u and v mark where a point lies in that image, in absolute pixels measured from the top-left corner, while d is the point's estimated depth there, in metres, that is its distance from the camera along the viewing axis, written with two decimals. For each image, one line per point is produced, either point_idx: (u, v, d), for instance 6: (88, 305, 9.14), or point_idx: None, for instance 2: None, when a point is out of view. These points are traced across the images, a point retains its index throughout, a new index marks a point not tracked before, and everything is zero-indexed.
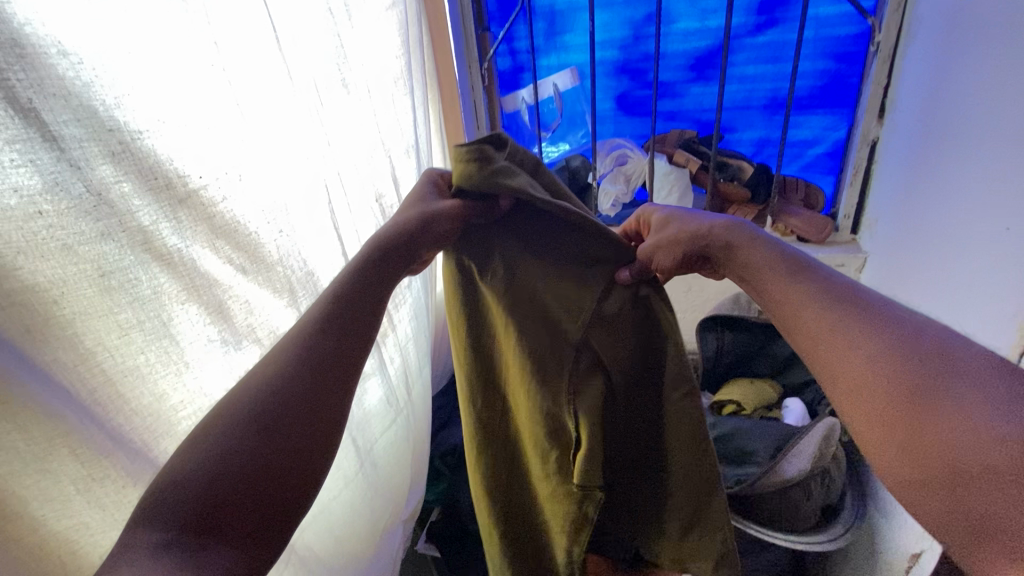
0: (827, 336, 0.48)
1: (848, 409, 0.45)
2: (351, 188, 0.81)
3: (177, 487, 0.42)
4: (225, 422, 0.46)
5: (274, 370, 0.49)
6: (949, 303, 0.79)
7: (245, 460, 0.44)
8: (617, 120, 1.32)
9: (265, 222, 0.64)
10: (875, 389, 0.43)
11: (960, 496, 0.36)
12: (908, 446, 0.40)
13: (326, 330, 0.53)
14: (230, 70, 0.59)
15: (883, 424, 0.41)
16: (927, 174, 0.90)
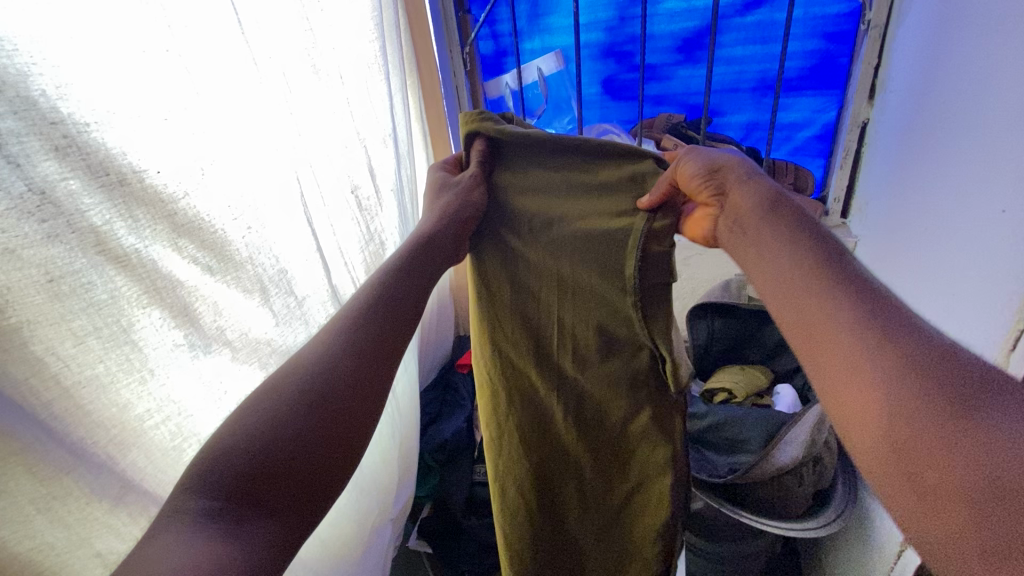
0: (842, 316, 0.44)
1: (844, 389, 0.41)
2: (325, 179, 0.77)
3: (222, 456, 0.40)
4: (273, 397, 0.45)
5: (330, 343, 0.50)
6: (939, 288, 0.78)
7: (290, 430, 0.43)
8: (604, 105, 1.29)
9: (231, 218, 0.61)
10: (874, 381, 0.39)
11: (951, 505, 0.32)
12: (902, 444, 0.36)
13: (370, 315, 0.54)
14: (189, 59, 0.56)
15: (880, 415, 0.38)
16: (918, 157, 0.88)
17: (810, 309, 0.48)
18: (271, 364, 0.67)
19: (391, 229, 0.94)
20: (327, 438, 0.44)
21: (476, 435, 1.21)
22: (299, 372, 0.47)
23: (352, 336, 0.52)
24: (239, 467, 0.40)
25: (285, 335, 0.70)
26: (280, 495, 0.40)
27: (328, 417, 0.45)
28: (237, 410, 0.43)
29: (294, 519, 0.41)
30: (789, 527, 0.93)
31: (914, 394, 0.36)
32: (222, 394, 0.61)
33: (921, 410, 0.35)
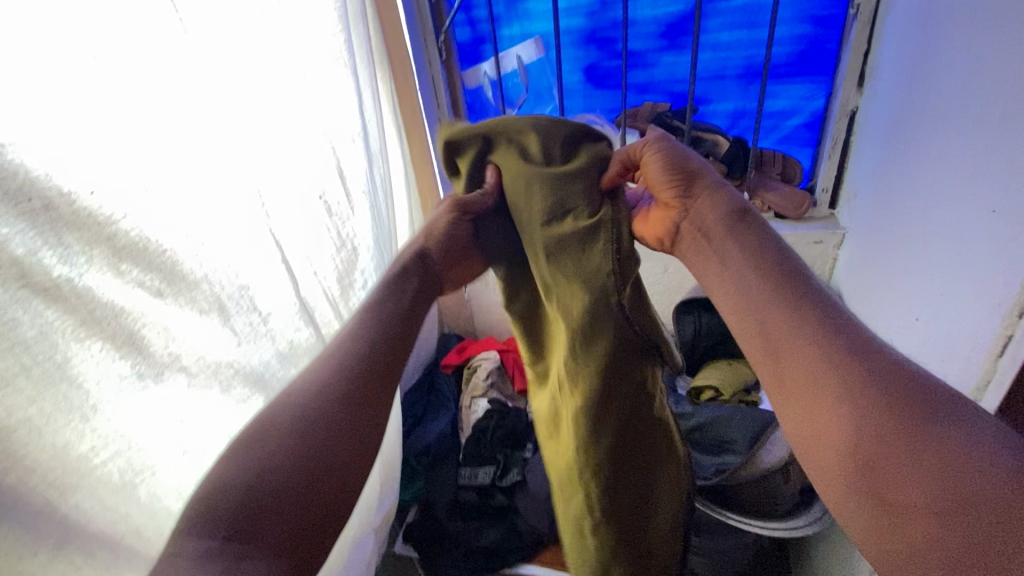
0: (802, 335, 0.45)
1: (808, 411, 0.42)
2: (289, 185, 0.73)
3: (220, 489, 0.40)
4: (272, 427, 0.45)
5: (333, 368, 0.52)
6: (926, 287, 0.77)
7: (285, 457, 0.43)
8: (587, 93, 1.24)
9: (181, 236, 0.57)
10: (839, 403, 0.40)
11: (906, 525, 0.33)
12: (859, 466, 0.37)
13: (373, 342, 0.56)
14: (124, 66, 0.51)
15: (843, 436, 0.38)
16: (907, 149, 0.86)
17: (770, 331, 0.48)
18: (234, 388, 0.64)
19: (365, 234, 0.90)
20: (325, 469, 0.44)
21: (461, 438, 1.20)
22: (285, 406, 0.47)
23: (346, 359, 0.53)
24: (241, 510, 0.39)
25: (249, 355, 0.66)
26: (283, 528, 0.40)
27: (324, 450, 0.45)
28: (232, 446, 0.44)
29: (302, 546, 0.40)
30: (774, 526, 0.92)
31: (886, 416, 0.37)
32: (179, 423, 0.57)
33: (886, 433, 0.36)
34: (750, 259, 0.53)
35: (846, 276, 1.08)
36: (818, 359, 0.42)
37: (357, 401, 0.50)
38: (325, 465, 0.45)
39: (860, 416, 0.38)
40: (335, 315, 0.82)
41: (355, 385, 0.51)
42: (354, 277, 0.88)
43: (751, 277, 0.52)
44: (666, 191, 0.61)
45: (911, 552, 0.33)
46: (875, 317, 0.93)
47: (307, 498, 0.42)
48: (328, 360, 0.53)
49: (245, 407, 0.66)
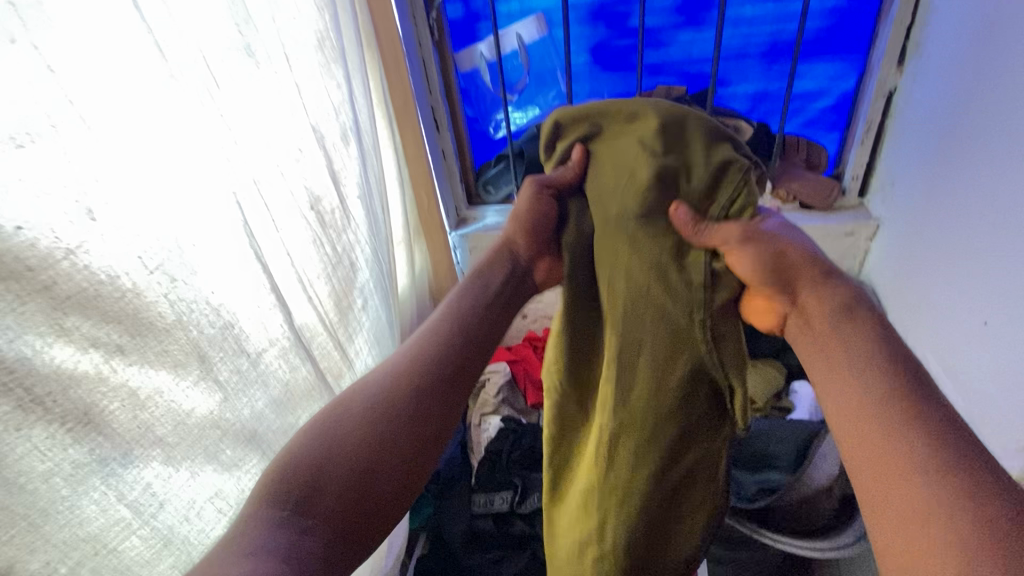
0: (863, 380, 0.43)
1: (876, 470, 0.38)
2: (275, 194, 0.60)
3: (301, 454, 0.40)
4: (355, 402, 0.45)
5: (420, 352, 0.50)
6: (1001, 288, 0.70)
7: (358, 437, 0.42)
8: (594, 76, 1.13)
9: (146, 271, 0.44)
10: (882, 417, 0.40)
11: (928, 536, 0.33)
12: (886, 473, 0.37)
13: (467, 328, 0.53)
14: (63, 47, 0.37)
15: (881, 445, 0.39)
16: (969, 135, 0.78)
17: (852, 386, 0.43)
18: (222, 453, 0.52)
19: (362, 245, 0.77)
20: (407, 436, 0.44)
21: (472, 460, 1.12)
22: (406, 363, 0.48)
23: (434, 346, 0.50)
24: (326, 458, 0.40)
25: (237, 409, 0.54)
26: (343, 488, 0.40)
27: (418, 415, 0.45)
28: (321, 411, 0.44)
29: (348, 537, 0.39)
30: (817, 549, 0.81)
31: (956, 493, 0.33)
32: (158, 507, 0.45)
33: (944, 492, 0.34)
34: (857, 350, 0.45)
35: (882, 272, 1.01)
36: (880, 408, 0.40)
37: (463, 367, 0.50)
38: (414, 429, 0.45)
39: (930, 468, 0.35)
40: (335, 344, 0.70)
41: (466, 351, 0.51)
42: (354, 296, 0.75)
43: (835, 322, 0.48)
44: (762, 285, 0.51)
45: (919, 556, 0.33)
46: (926, 318, 0.87)
47: (378, 465, 0.42)
48: (431, 343, 0.51)
49: (236, 473, 0.54)
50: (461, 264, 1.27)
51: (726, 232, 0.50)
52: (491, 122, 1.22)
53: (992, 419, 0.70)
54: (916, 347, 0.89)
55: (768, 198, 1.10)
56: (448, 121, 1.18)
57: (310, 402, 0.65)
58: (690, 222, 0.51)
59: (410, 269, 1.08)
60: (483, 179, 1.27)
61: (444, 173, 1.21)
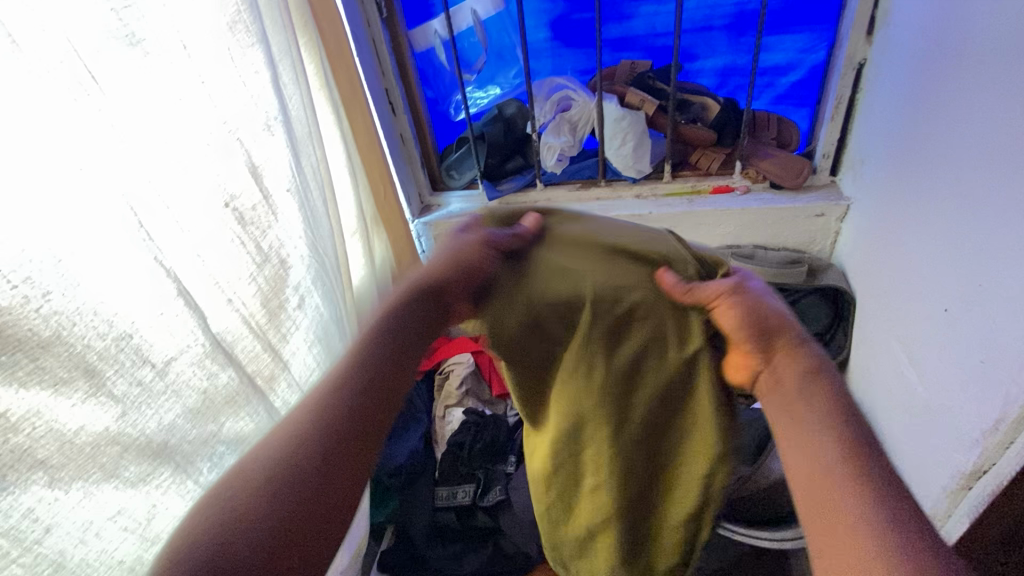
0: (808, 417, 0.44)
1: (823, 526, 0.38)
2: (179, 193, 0.56)
3: (189, 543, 0.36)
4: (254, 470, 0.40)
5: (329, 401, 0.44)
6: (962, 275, 0.67)
7: (258, 513, 0.38)
8: (555, 52, 1.07)
9: (10, 286, 0.40)
10: (839, 469, 0.40)
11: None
12: (839, 528, 0.37)
13: (377, 367, 0.48)
14: None
15: (836, 496, 0.38)
16: (937, 111, 0.73)
17: (794, 417, 0.45)
18: (123, 469, 0.50)
19: (295, 242, 0.74)
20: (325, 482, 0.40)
21: (436, 452, 1.10)
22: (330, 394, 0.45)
23: (345, 392, 0.45)
24: (223, 535, 0.36)
25: (141, 423, 0.51)
26: (258, 541, 0.37)
27: (332, 457, 0.42)
28: (208, 491, 0.39)
29: None
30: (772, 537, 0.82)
31: (886, 534, 0.35)
32: (43, 533, 0.43)
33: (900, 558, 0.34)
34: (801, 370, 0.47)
35: (851, 254, 0.97)
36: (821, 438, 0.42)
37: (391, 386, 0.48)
38: (339, 461, 0.42)
39: (883, 536, 0.35)
40: (265, 347, 0.67)
41: (393, 371, 0.48)
42: (287, 295, 0.72)
43: (789, 371, 0.47)
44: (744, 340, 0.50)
45: None
46: (890, 303, 0.84)
47: (297, 512, 0.39)
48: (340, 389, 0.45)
49: (143, 489, 0.52)
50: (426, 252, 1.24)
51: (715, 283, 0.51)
52: (451, 103, 1.17)
53: (949, 410, 0.68)
54: (881, 333, 0.86)
55: (736, 178, 1.06)
56: (405, 105, 1.13)
57: (235, 408, 0.63)
58: (677, 283, 0.52)
59: (368, 260, 1.05)
60: (445, 164, 1.22)
61: (403, 159, 1.17)
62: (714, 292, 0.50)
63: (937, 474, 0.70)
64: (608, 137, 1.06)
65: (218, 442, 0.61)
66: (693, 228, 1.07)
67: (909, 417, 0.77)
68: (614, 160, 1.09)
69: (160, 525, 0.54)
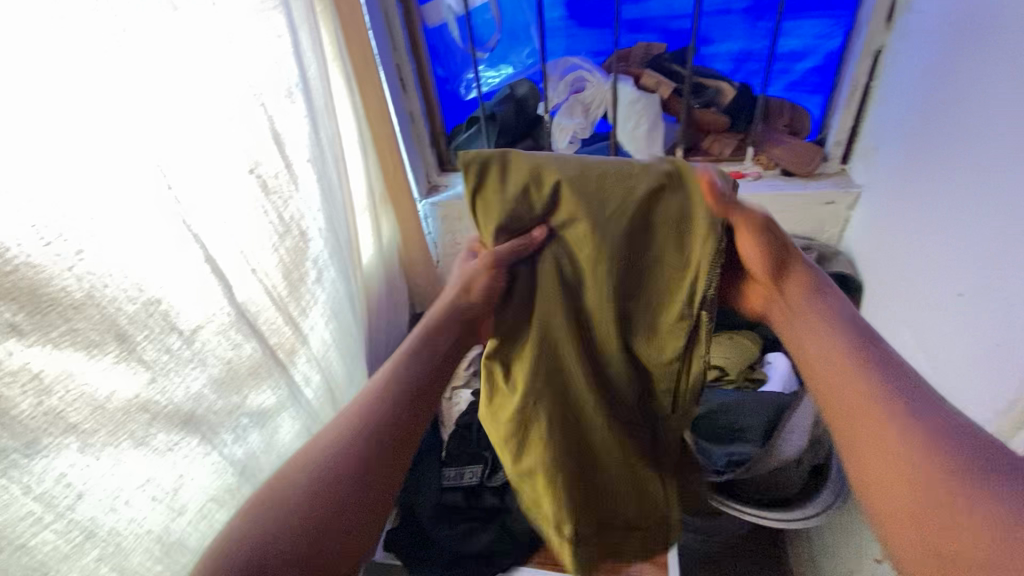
0: (853, 372, 0.48)
1: (878, 472, 0.42)
2: (203, 155, 0.54)
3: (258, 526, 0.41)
4: (308, 457, 0.46)
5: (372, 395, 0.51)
6: (977, 258, 0.68)
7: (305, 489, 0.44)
8: (571, 32, 1.07)
9: (39, 242, 0.38)
10: (884, 425, 0.43)
11: (953, 523, 0.36)
12: (892, 467, 0.41)
13: (413, 364, 0.56)
14: None
15: (886, 443, 0.42)
16: (956, 95, 0.74)
17: (847, 376, 0.48)
18: (152, 438, 0.48)
19: (313, 214, 0.73)
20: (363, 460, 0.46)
21: (443, 433, 1.11)
22: (360, 414, 0.49)
23: (385, 389, 0.52)
24: (275, 510, 0.42)
25: (169, 391, 0.50)
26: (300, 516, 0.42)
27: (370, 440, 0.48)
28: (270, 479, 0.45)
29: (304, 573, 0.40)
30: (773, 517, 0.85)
31: (945, 469, 0.38)
32: (75, 499, 0.42)
33: (955, 497, 0.36)
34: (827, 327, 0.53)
35: (860, 240, 0.98)
36: (869, 394, 0.46)
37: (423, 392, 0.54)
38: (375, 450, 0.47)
39: (932, 470, 0.39)
40: (286, 319, 0.66)
41: (424, 376, 0.55)
42: (306, 267, 0.71)
43: (842, 339, 0.51)
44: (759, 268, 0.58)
45: (926, 544, 0.37)
46: (901, 288, 0.85)
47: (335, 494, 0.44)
48: (382, 390, 0.52)
49: (170, 458, 0.50)
50: (432, 234, 1.22)
51: (751, 212, 0.54)
52: (462, 81, 1.16)
53: (961, 392, 0.69)
54: (889, 319, 0.87)
55: (748, 166, 1.07)
56: (416, 81, 1.11)
57: (257, 380, 0.61)
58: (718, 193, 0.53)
59: (377, 239, 1.04)
60: (455, 143, 1.20)
61: (412, 137, 1.15)
62: (749, 216, 0.54)
63: None
64: (621, 119, 1.06)
65: (241, 414, 0.59)
66: None
67: None
68: (627, 142, 1.08)
69: (187, 495, 0.53)
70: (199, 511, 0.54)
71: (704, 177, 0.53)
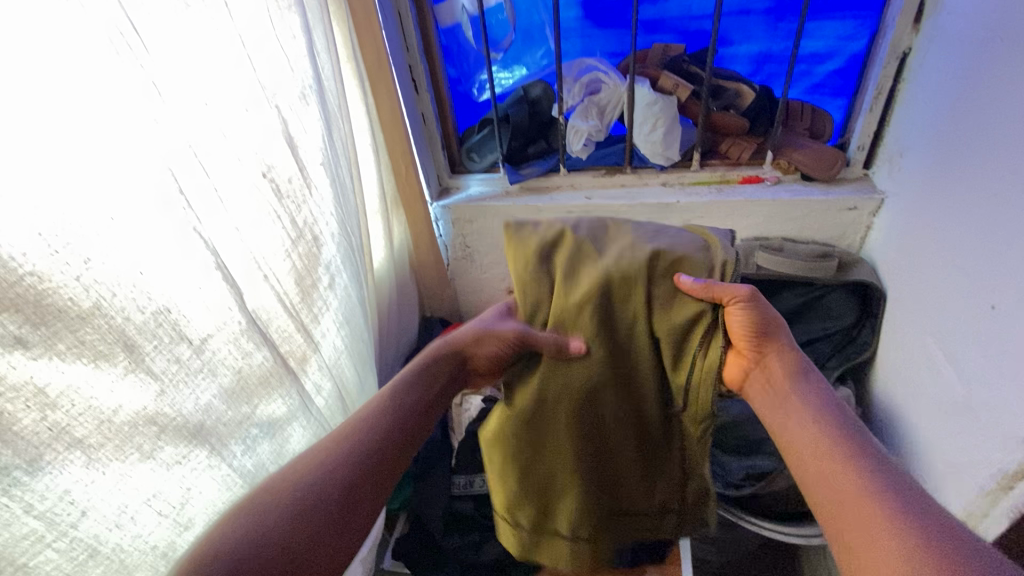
0: (814, 419, 0.49)
1: (830, 503, 0.42)
2: (215, 158, 0.53)
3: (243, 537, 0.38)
4: (302, 475, 0.43)
5: (368, 420, 0.50)
6: (1010, 270, 0.65)
7: (293, 509, 0.41)
8: (587, 33, 1.05)
9: (46, 251, 0.37)
10: (841, 464, 0.44)
11: (888, 559, 0.36)
12: (842, 502, 0.42)
13: (409, 395, 0.55)
14: None
15: (840, 479, 0.43)
16: (988, 100, 0.72)
17: (813, 421, 0.49)
18: (160, 451, 0.47)
19: (327, 218, 0.71)
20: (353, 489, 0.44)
21: (453, 440, 1.08)
22: (353, 441, 0.47)
23: (380, 418, 0.51)
24: (260, 523, 0.39)
25: (178, 403, 0.48)
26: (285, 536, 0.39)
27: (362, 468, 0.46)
28: (252, 492, 0.42)
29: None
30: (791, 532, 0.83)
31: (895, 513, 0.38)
32: (79, 516, 0.40)
33: (901, 538, 0.37)
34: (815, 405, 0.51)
35: (883, 248, 0.96)
36: (832, 438, 0.47)
37: (417, 423, 0.53)
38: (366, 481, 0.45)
39: (885, 513, 0.39)
40: (298, 327, 0.65)
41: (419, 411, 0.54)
42: (319, 273, 0.70)
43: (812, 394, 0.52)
44: (742, 339, 0.55)
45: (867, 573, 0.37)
46: (926, 298, 0.83)
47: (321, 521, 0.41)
48: (380, 417, 0.51)
49: (179, 471, 0.49)
50: (444, 237, 1.20)
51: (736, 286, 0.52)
52: (475, 83, 1.15)
53: (991, 409, 0.66)
54: (914, 329, 0.85)
55: (767, 169, 1.05)
56: (428, 82, 1.09)
57: (268, 390, 0.60)
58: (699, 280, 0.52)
59: (388, 243, 1.02)
60: (467, 145, 1.18)
61: (424, 139, 1.13)
62: (737, 295, 0.52)
63: (974, 472, 0.69)
64: (638, 121, 1.04)
65: (251, 424, 0.58)
66: (722, 217, 1.05)
67: (944, 414, 0.76)
68: (643, 145, 1.06)
69: (194, 510, 0.51)
70: (206, 525, 0.53)
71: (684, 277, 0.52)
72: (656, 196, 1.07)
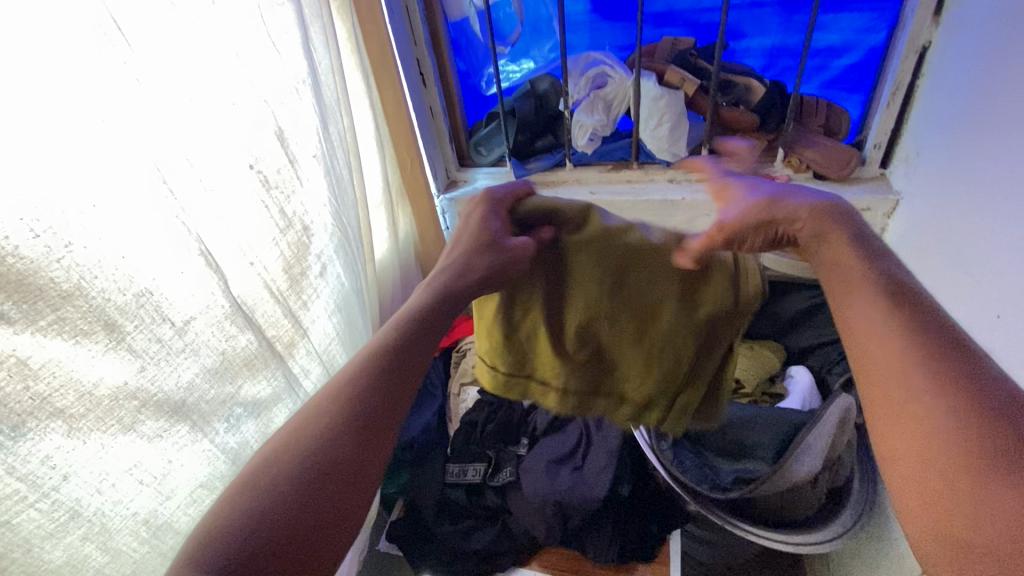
0: (867, 299, 0.42)
1: (892, 410, 0.36)
2: (200, 151, 0.55)
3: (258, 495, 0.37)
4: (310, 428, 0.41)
5: (370, 358, 0.47)
6: (1017, 278, 0.61)
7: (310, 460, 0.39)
8: (594, 26, 1.04)
9: (29, 234, 0.40)
10: (906, 360, 0.37)
11: (973, 481, 0.30)
12: (906, 406, 0.35)
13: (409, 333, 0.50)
14: None
15: (903, 378, 0.36)
16: (1005, 96, 0.67)
17: (867, 303, 0.42)
18: (141, 424, 0.50)
19: (318, 209, 0.73)
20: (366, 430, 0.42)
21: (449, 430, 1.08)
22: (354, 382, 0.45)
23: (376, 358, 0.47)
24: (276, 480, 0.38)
25: (159, 380, 0.52)
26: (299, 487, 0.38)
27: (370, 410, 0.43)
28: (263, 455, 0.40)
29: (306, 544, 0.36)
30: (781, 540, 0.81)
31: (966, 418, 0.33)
32: (60, 480, 0.44)
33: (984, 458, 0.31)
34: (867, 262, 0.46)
35: (897, 250, 0.92)
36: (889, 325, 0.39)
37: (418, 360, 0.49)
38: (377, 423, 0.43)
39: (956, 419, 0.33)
40: (285, 312, 0.67)
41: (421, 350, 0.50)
42: (309, 261, 0.72)
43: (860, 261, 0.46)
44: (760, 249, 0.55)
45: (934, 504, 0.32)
46: (937, 305, 0.79)
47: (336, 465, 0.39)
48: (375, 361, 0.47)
49: (160, 443, 0.52)
50: (450, 229, 1.22)
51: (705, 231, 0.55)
52: (483, 77, 1.15)
53: None
54: None
55: (777, 167, 1.02)
56: (436, 76, 1.10)
57: (253, 372, 0.63)
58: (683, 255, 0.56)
59: (392, 234, 1.04)
60: (474, 140, 1.19)
61: (431, 133, 1.15)
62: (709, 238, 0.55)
63: None
64: (644, 117, 1.02)
65: (235, 404, 0.61)
66: None
67: None
68: (648, 141, 1.05)
69: (177, 480, 0.55)
70: (189, 495, 0.57)
71: (681, 260, 0.57)
72: (663, 194, 1.05)
